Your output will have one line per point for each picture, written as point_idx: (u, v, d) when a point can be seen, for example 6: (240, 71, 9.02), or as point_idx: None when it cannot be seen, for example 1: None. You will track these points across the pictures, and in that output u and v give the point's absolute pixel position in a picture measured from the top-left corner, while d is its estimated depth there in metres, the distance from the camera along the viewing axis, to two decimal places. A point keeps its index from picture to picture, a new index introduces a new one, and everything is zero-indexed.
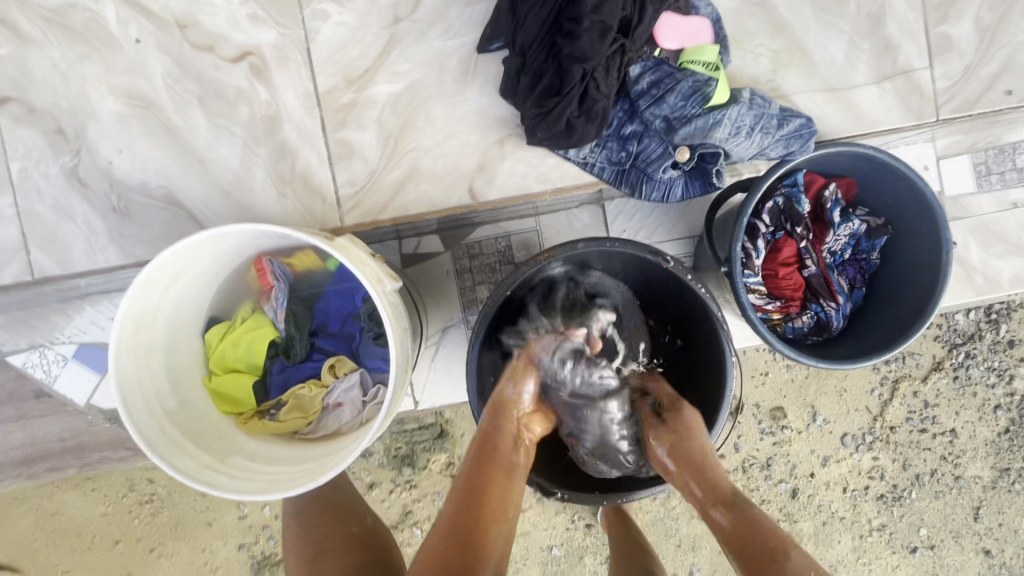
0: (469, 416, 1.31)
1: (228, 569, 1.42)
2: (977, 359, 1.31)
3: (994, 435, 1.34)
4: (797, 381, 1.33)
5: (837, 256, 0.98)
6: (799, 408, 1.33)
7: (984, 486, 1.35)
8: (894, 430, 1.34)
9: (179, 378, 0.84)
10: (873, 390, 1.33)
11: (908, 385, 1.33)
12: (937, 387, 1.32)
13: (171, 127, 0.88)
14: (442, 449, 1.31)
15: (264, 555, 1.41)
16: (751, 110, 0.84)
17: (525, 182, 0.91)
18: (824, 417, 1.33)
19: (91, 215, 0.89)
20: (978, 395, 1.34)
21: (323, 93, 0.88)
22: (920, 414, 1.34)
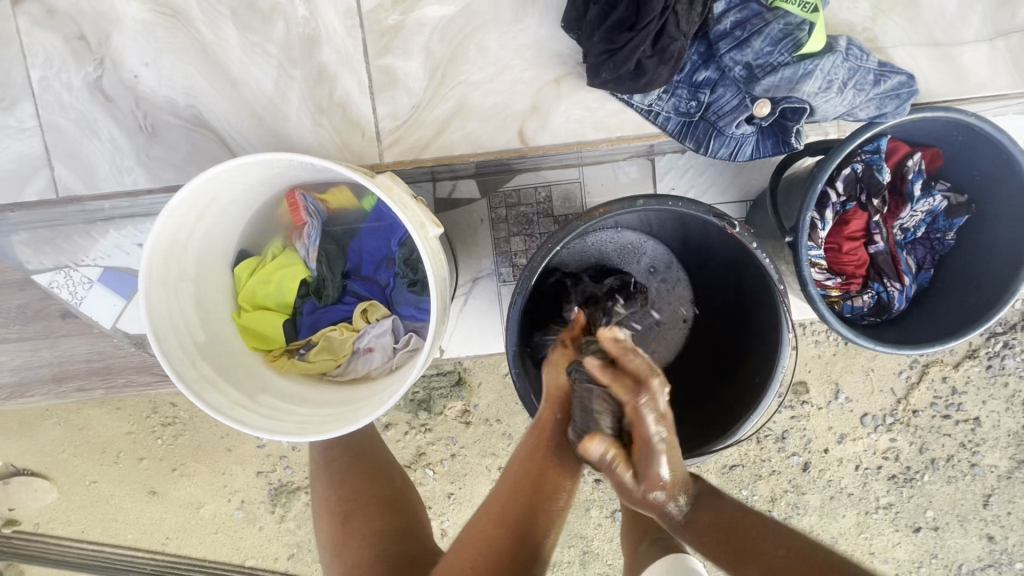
0: (489, 367, 1.30)
1: (246, 493, 1.47)
2: (1015, 349, 1.26)
3: (1019, 426, 1.30)
4: (825, 357, 1.29)
5: (909, 233, 0.90)
6: (823, 384, 1.30)
7: (999, 476, 1.32)
8: (917, 413, 1.30)
9: (209, 311, 0.81)
10: (902, 372, 1.29)
11: (938, 369, 1.29)
12: (967, 374, 1.28)
13: (200, 40, 0.81)
14: (458, 397, 1.31)
15: (281, 482, 1.45)
16: (846, 61, 0.74)
17: (581, 128, 0.83)
18: (846, 396, 1.30)
19: (116, 134, 0.84)
20: (1009, 385, 1.29)
21: (366, 12, 0.80)
22: (946, 400, 1.30)
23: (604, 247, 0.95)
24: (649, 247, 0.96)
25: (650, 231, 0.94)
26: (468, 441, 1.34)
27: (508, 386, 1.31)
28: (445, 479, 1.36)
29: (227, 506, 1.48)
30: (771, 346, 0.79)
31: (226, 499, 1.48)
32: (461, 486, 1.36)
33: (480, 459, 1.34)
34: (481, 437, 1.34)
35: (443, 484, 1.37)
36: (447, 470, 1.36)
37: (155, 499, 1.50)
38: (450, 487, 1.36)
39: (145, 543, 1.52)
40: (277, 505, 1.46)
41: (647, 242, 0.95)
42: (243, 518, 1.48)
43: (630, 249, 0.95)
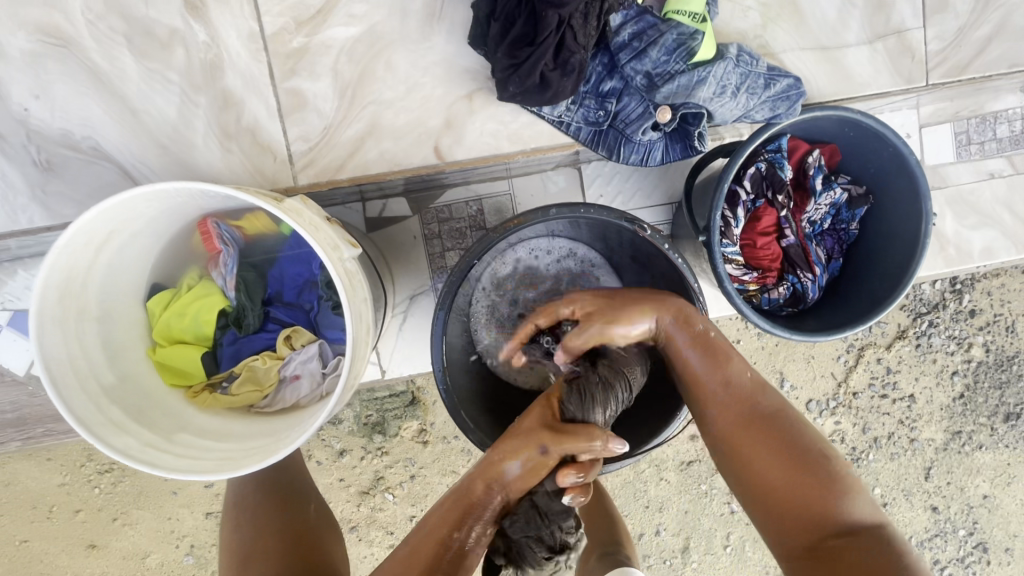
0: None
1: (196, 536, 1.40)
2: (939, 328, 1.34)
3: (949, 400, 1.37)
4: (767, 348, 1.33)
5: (817, 226, 0.95)
6: (767, 374, 1.34)
7: (936, 448, 1.39)
8: (857, 395, 1.36)
9: (120, 350, 0.77)
10: (839, 357, 1.35)
11: (872, 352, 1.35)
12: (899, 354, 1.35)
13: (95, 69, 0.78)
14: (413, 417, 1.29)
15: None
16: (737, 67, 0.78)
17: (496, 142, 0.85)
18: (791, 383, 1.35)
19: (9, 171, 0.79)
20: (938, 362, 1.37)
21: (269, 36, 0.79)
22: (881, 380, 1.36)
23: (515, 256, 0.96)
24: (562, 245, 0.98)
25: (555, 233, 0.96)
26: (427, 461, 1.32)
27: None
28: (406, 502, 1.34)
29: (177, 553, 1.41)
30: None
31: (174, 546, 1.40)
32: (423, 507, 1.33)
33: (440, 478, 1.32)
34: (439, 456, 1.32)
35: (404, 507, 1.34)
36: (408, 492, 1.33)
37: (94, 553, 1.40)
38: (412, 510, 1.33)
39: None
40: None
41: (558, 241, 0.97)
42: (194, 563, 1.41)
43: (542, 254, 0.97)
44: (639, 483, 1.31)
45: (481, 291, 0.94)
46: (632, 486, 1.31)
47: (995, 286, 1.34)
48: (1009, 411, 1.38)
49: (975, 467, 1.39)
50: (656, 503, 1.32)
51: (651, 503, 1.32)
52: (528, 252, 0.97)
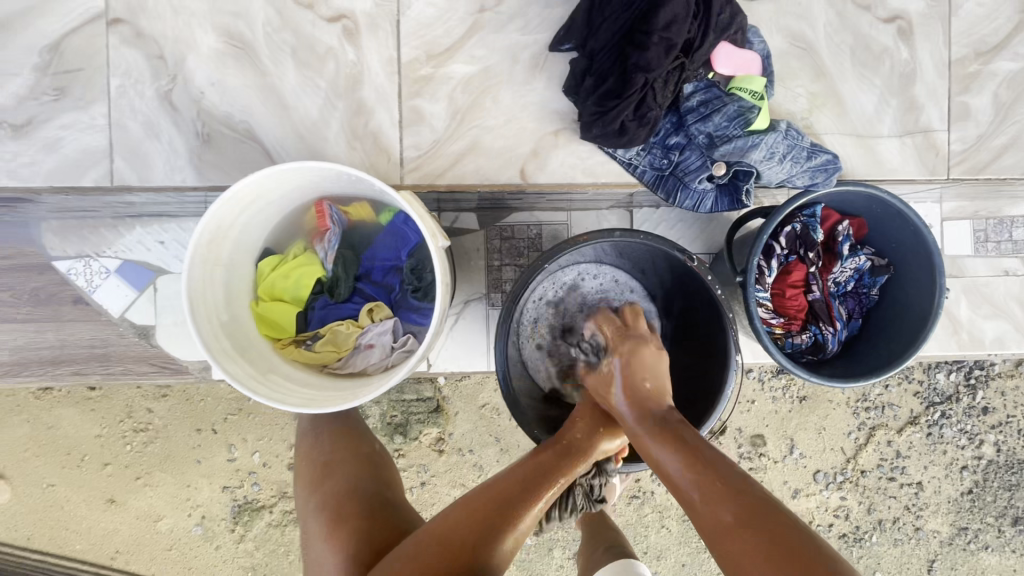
0: (467, 397, 1.39)
1: (208, 508, 1.48)
2: (951, 419, 1.39)
3: (957, 493, 1.41)
4: (780, 413, 1.39)
5: (841, 287, 1.06)
6: (779, 439, 1.39)
7: (941, 542, 1.42)
8: (865, 473, 1.41)
9: (234, 297, 0.92)
10: (850, 433, 1.40)
11: (884, 433, 1.40)
12: (910, 439, 1.40)
13: (262, 69, 0.96)
14: (435, 423, 1.39)
15: (247, 500, 1.47)
16: (785, 139, 0.93)
17: (572, 173, 1.00)
18: (800, 452, 1.40)
19: (175, 138, 0.97)
20: (948, 453, 1.42)
21: (404, 63, 0.97)
22: (890, 463, 1.41)
23: (567, 277, 1.10)
24: (607, 272, 1.12)
25: (603, 260, 1.10)
26: (439, 470, 1.40)
27: (483, 417, 1.40)
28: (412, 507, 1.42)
29: (188, 521, 1.49)
30: (722, 371, 0.94)
31: (187, 514, 1.49)
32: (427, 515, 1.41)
33: (448, 490, 1.40)
34: (451, 467, 1.40)
35: None
36: (416, 498, 1.41)
37: (112, 508, 1.49)
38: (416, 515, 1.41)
39: (94, 555, 1.50)
40: (237, 524, 1.48)
41: (604, 268, 1.12)
42: (201, 535, 1.49)
43: (589, 277, 1.11)
44: (640, 527, 1.35)
45: (534, 302, 1.08)
46: (634, 529, 1.35)
47: (1009, 387, 1.40)
48: (1017, 515, 1.41)
49: (980, 568, 1.42)
50: (654, 550, 1.36)
51: (650, 549, 1.36)
52: (579, 273, 1.11)
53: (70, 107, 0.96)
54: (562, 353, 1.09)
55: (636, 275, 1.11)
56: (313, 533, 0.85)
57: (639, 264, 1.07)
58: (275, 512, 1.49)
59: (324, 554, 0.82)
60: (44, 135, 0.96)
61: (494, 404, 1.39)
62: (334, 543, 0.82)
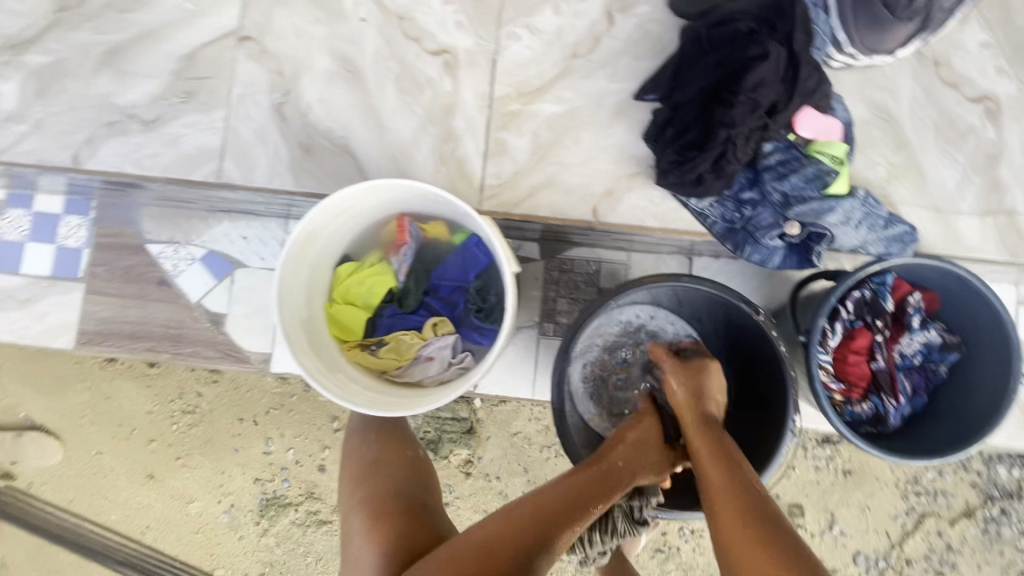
0: (500, 422, 1.40)
1: (238, 497, 1.53)
2: (1011, 518, 1.30)
3: None
4: (822, 484, 1.33)
5: (907, 359, 1.03)
6: (818, 512, 1.33)
7: None
8: (910, 563, 1.32)
9: (313, 297, 0.98)
10: (897, 517, 1.32)
11: (934, 523, 1.32)
12: (963, 533, 1.31)
13: (366, 91, 1.05)
14: (466, 445, 1.40)
15: (274, 494, 1.51)
16: (863, 206, 0.95)
17: (643, 216, 1.03)
18: (840, 528, 1.33)
19: (280, 145, 1.06)
20: (1005, 555, 1.32)
21: (496, 98, 1.04)
22: (939, 556, 1.32)
23: (626, 316, 1.12)
24: (666, 316, 1.14)
25: (661, 304, 1.11)
26: (464, 493, 1.41)
27: (514, 446, 1.41)
28: None
29: (217, 507, 1.53)
30: (778, 429, 0.94)
31: (217, 500, 1.54)
32: None
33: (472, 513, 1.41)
34: (476, 491, 1.41)
35: None
36: None
37: (150, 484, 1.55)
38: None
39: (126, 528, 1.55)
40: (263, 517, 1.52)
41: (662, 312, 1.13)
42: (227, 523, 1.53)
43: (645, 319, 1.12)
44: None
45: (591, 338, 1.10)
46: None
47: None
48: None
49: None
50: None
51: None
52: (640, 313, 1.12)
53: (193, 109, 1.07)
54: (614, 390, 1.11)
55: (694, 322, 1.11)
56: (354, 527, 0.87)
57: (698, 311, 1.08)
58: (300, 511, 1.52)
59: (361, 546, 0.84)
60: (167, 131, 1.07)
61: (527, 434, 1.39)
62: (372, 537, 0.84)
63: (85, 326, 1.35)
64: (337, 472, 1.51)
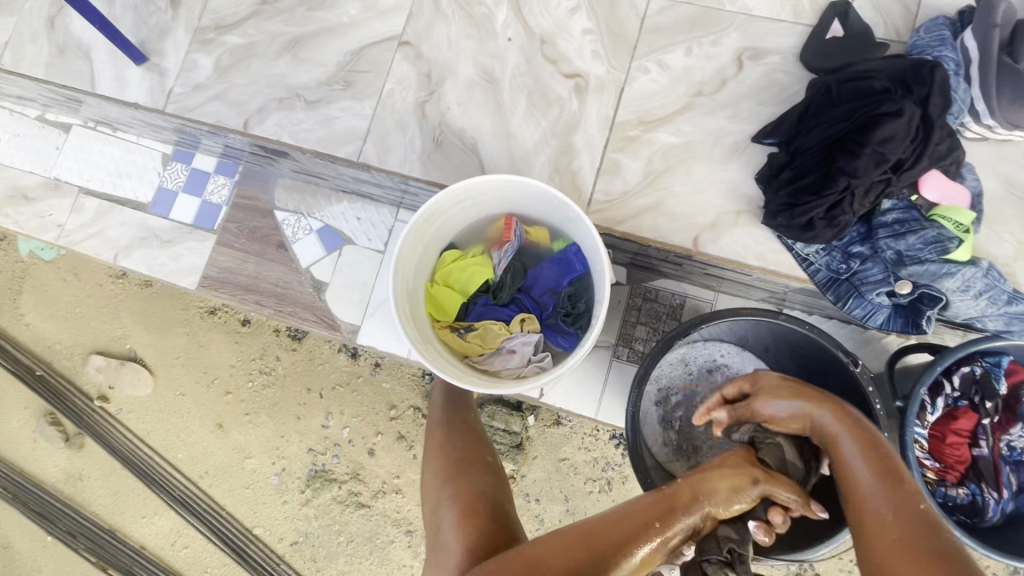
0: (549, 445, 1.41)
1: (290, 462, 1.59)
2: None
3: None
4: None
5: (1017, 453, 0.96)
6: None
7: None
8: None
9: (419, 273, 1.07)
10: None
11: None
12: None
13: (499, 101, 1.16)
14: (511, 460, 1.41)
15: (322, 468, 1.57)
16: (985, 277, 0.91)
17: (744, 253, 1.04)
18: None
19: (416, 137, 1.18)
20: None
21: (617, 122, 1.11)
22: None
23: (707, 353, 1.14)
24: (748, 360, 1.13)
25: (745, 346, 1.12)
26: None
27: (558, 471, 1.40)
28: None
29: (271, 468, 1.60)
30: None
31: (270, 462, 1.60)
32: None
33: None
34: None
35: None
36: None
37: (217, 432, 1.63)
38: None
39: (187, 468, 1.64)
40: (309, 487, 1.58)
41: (745, 354, 1.13)
42: (275, 485, 1.60)
43: (726, 358, 1.13)
44: None
45: (669, 367, 1.13)
46: None
47: None
48: None
49: None
50: None
51: None
52: (721, 352, 1.13)
53: (348, 97, 1.22)
54: (682, 423, 1.11)
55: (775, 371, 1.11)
56: (444, 520, 0.84)
57: (783, 360, 1.07)
58: (342, 490, 1.57)
59: (450, 541, 0.80)
60: (324, 112, 1.23)
61: (574, 462, 1.39)
62: (462, 535, 0.80)
63: (210, 272, 1.48)
64: (384, 459, 1.54)
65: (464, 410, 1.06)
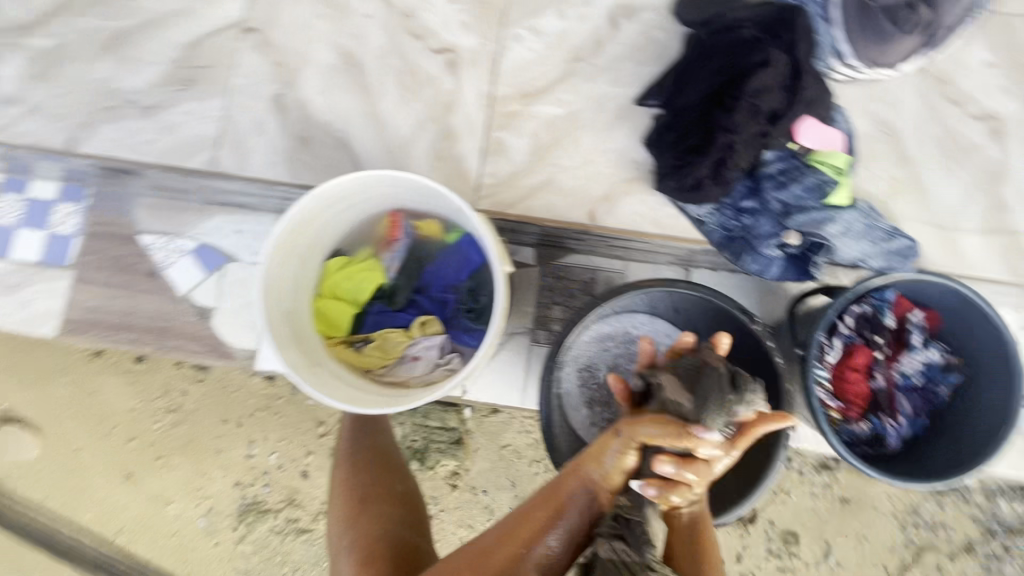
0: (490, 433, 1.32)
1: (217, 501, 1.36)
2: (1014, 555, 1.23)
3: None
4: (819, 514, 1.26)
5: (908, 380, 1.01)
6: (813, 540, 1.26)
7: None
8: None
9: (299, 289, 0.96)
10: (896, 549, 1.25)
11: (933, 556, 1.25)
12: (964, 569, 1.24)
13: (366, 86, 1.04)
14: (453, 456, 1.32)
15: (252, 501, 1.35)
16: (864, 219, 0.93)
17: (640, 223, 1.03)
18: (836, 560, 1.25)
19: (277, 136, 1.05)
20: None
21: (497, 98, 1.03)
22: None
23: (619, 325, 1.10)
24: (661, 327, 1.10)
25: (657, 314, 1.10)
26: (449, 505, 1.33)
27: (503, 459, 1.32)
28: None
29: (194, 512, 1.36)
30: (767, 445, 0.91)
31: (194, 505, 1.37)
32: None
33: (457, 528, 1.32)
34: (462, 506, 1.33)
35: None
36: None
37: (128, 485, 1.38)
38: None
39: (99, 531, 1.37)
40: (241, 523, 1.35)
41: (657, 322, 1.10)
42: (205, 529, 1.36)
43: (640, 328, 1.10)
44: None
45: (582, 346, 1.08)
46: None
47: None
48: None
49: None
50: None
51: None
52: (632, 322, 1.10)
53: (193, 97, 1.07)
54: (602, 402, 1.08)
55: None
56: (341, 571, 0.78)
57: (694, 323, 1.07)
58: (279, 520, 1.35)
59: None
60: (166, 117, 1.08)
61: (517, 446, 1.31)
62: None
63: None
64: (321, 479, 1.35)
65: (374, 434, 0.98)
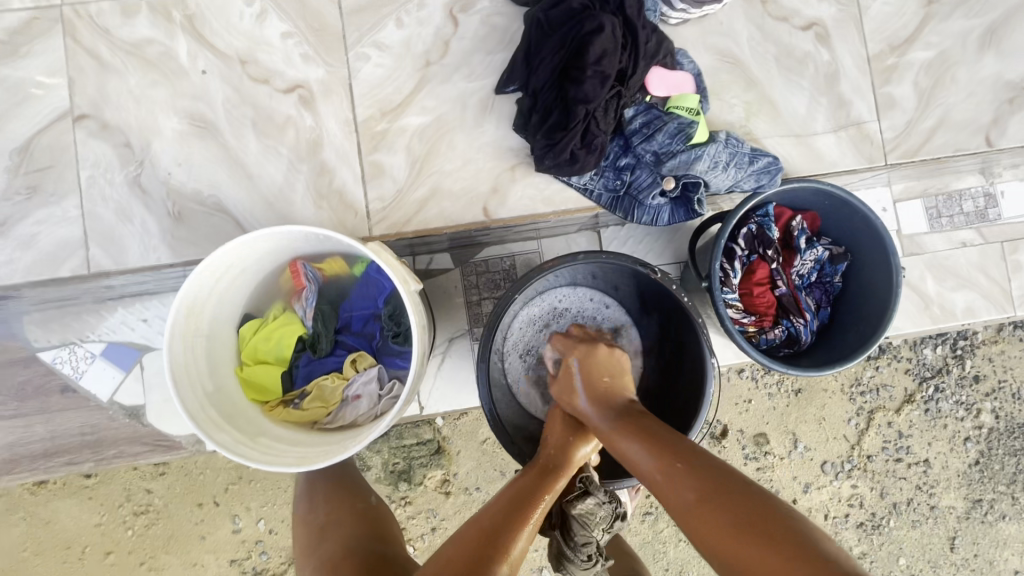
0: (466, 435, 1.34)
1: None
2: (945, 392, 1.38)
3: (965, 466, 1.40)
4: (779, 409, 1.37)
5: (806, 278, 1.10)
6: (781, 435, 1.37)
7: (959, 517, 1.40)
8: (871, 459, 1.38)
9: (217, 366, 0.94)
10: (850, 419, 1.38)
11: (883, 415, 1.38)
12: (909, 418, 1.38)
13: (226, 144, 1.01)
14: (438, 466, 1.34)
15: (256, 571, 1.32)
16: (726, 147, 1.00)
17: (533, 205, 1.04)
18: (804, 445, 1.37)
19: (148, 219, 1.00)
20: (949, 427, 1.40)
21: (361, 123, 1.02)
22: (894, 444, 1.39)
23: (546, 304, 1.13)
24: (584, 294, 1.15)
25: (578, 283, 1.13)
26: (449, 513, 1.36)
27: (486, 453, 1.35)
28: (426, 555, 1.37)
29: None
30: (694, 377, 0.98)
31: None
32: None
33: None
34: (461, 508, 1.36)
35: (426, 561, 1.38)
36: (428, 545, 1.37)
37: None
38: None
39: None
40: None
41: (580, 290, 1.15)
42: None
43: (566, 301, 1.14)
44: (658, 544, 1.34)
45: (513, 333, 1.11)
46: (652, 546, 1.33)
47: (996, 353, 1.39)
48: None
49: (1001, 538, 1.41)
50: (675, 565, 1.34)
51: (671, 565, 1.34)
52: (556, 298, 1.14)
53: (43, 204, 1.00)
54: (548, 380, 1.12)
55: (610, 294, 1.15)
56: None
57: (613, 282, 1.10)
58: None
59: None
60: (19, 233, 1.00)
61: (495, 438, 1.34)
62: None
63: None
64: None
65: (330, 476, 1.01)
